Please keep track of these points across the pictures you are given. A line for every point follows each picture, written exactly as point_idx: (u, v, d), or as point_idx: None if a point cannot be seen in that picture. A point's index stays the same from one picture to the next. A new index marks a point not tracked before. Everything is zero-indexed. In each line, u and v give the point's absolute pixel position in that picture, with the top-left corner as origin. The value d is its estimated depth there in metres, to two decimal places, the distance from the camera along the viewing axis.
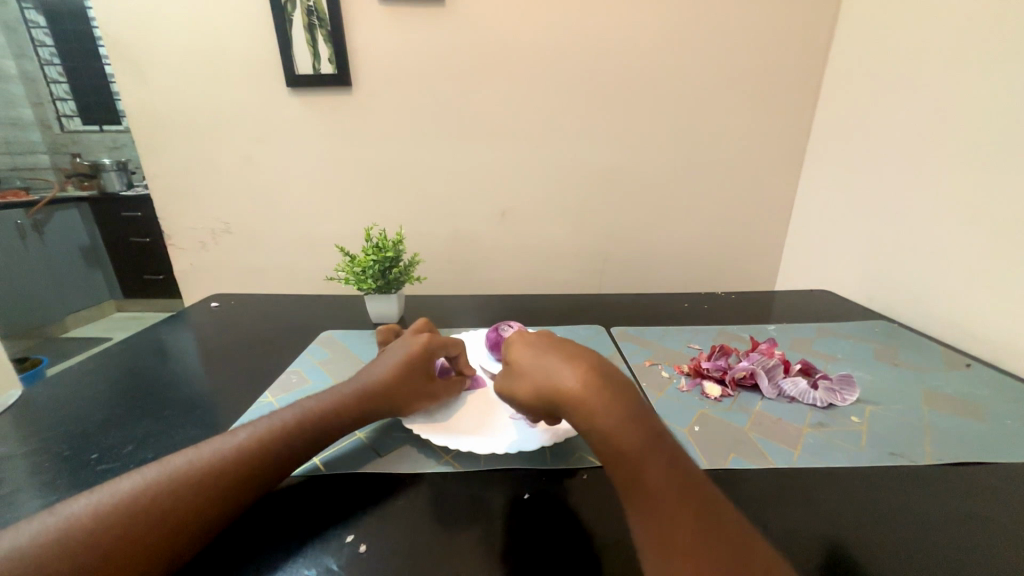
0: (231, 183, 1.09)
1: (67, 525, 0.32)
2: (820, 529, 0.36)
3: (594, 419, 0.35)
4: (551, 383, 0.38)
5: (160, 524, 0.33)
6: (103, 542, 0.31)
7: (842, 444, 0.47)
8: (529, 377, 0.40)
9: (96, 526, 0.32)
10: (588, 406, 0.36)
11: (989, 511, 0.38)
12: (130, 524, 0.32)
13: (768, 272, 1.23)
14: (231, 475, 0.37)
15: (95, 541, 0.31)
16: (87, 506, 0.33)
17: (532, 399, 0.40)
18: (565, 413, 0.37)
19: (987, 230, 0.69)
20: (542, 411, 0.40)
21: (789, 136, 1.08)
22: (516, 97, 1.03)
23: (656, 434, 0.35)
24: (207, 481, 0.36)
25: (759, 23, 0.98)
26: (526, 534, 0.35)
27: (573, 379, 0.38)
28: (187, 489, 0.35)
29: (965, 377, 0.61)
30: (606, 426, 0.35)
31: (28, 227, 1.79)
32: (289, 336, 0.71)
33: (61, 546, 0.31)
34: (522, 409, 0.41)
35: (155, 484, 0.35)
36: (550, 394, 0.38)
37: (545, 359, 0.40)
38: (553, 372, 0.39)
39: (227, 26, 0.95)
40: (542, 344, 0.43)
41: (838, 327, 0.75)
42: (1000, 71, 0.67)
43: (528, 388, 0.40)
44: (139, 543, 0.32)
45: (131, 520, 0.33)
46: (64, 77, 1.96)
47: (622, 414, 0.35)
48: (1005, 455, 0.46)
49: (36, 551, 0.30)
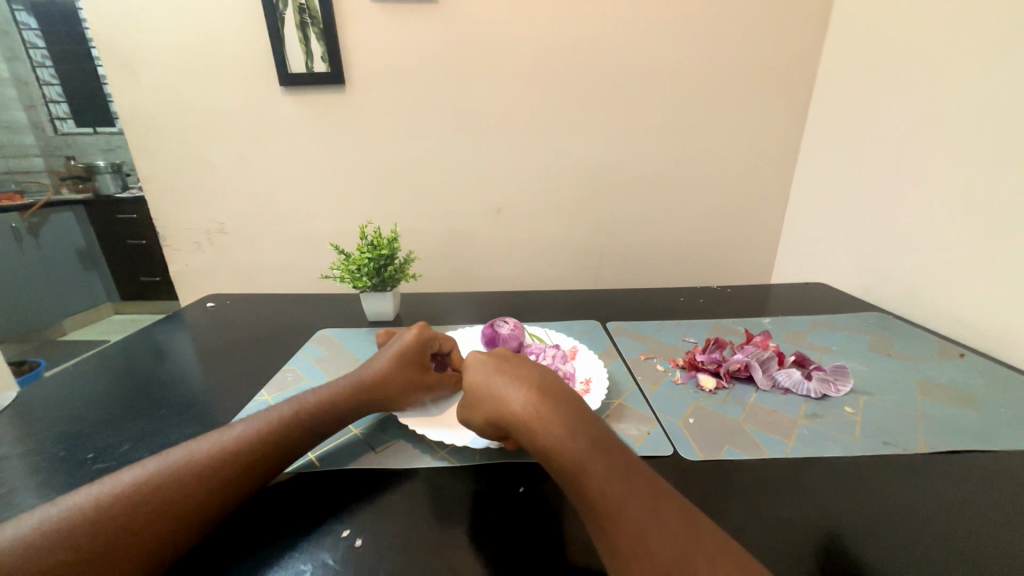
0: (225, 183, 1.08)
1: (70, 515, 0.32)
2: (814, 518, 0.36)
3: (537, 437, 0.37)
4: (498, 406, 0.40)
5: (162, 516, 0.33)
6: (103, 534, 0.31)
7: (836, 435, 0.47)
8: (480, 403, 0.42)
9: (99, 517, 0.32)
10: (531, 424, 0.37)
11: (982, 499, 0.39)
12: (132, 515, 0.33)
13: (764, 265, 1.23)
14: (231, 467, 0.37)
15: (97, 533, 0.31)
16: (89, 497, 0.33)
17: (488, 424, 0.41)
18: (516, 435, 0.39)
19: (981, 220, 0.69)
20: (500, 434, 0.41)
21: (783, 129, 1.08)
22: (510, 93, 1.02)
23: (599, 439, 0.36)
24: (207, 472, 0.36)
25: (752, 16, 0.98)
26: (519, 528, 0.36)
27: (515, 399, 0.39)
28: (187, 481, 0.35)
29: (958, 367, 0.61)
30: (545, 441, 0.36)
31: (24, 231, 1.78)
32: (284, 335, 0.71)
33: (63, 536, 0.31)
34: (483, 432, 0.43)
35: (155, 476, 0.35)
36: (499, 418, 0.40)
37: (489, 383, 0.42)
38: (497, 395, 0.41)
39: (218, 24, 0.95)
40: (489, 366, 0.44)
41: (833, 319, 0.76)
42: (993, 61, 0.67)
43: (481, 415, 0.42)
44: (142, 534, 0.32)
45: (132, 512, 0.33)
46: (55, 79, 1.95)
47: (561, 426, 0.36)
48: (998, 444, 0.46)
49: (40, 541, 0.30)
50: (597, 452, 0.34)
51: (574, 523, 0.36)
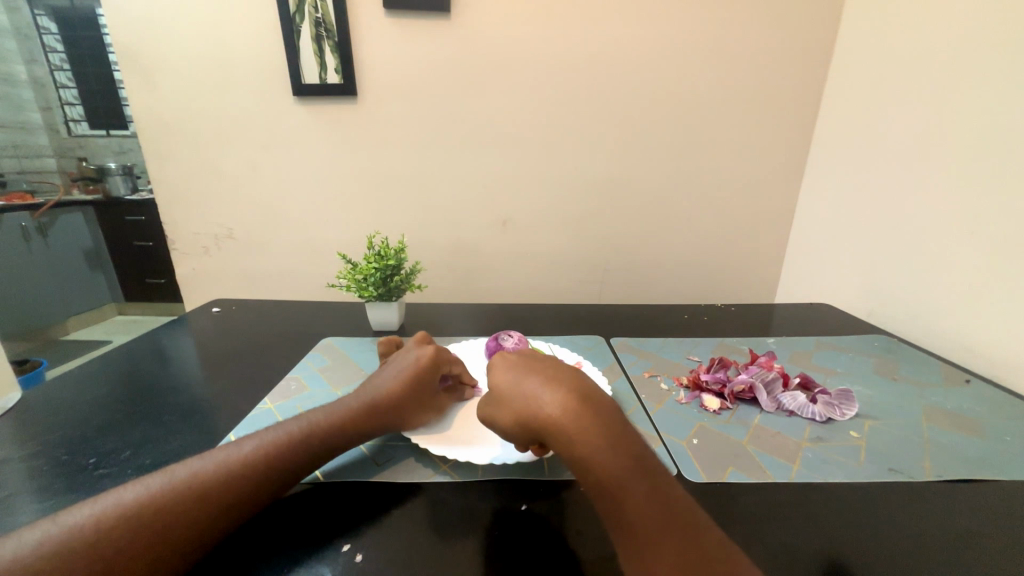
0: (235, 189, 1.10)
1: (71, 535, 0.32)
2: (819, 544, 0.36)
3: (574, 445, 0.36)
4: (531, 409, 0.39)
5: (161, 541, 0.33)
6: (101, 558, 0.31)
7: (842, 460, 0.47)
8: (510, 403, 0.41)
9: (97, 540, 0.32)
10: (569, 431, 0.36)
11: (992, 530, 0.38)
12: (131, 539, 0.32)
13: (768, 283, 1.23)
14: (233, 490, 0.36)
15: (98, 554, 0.31)
16: (91, 516, 0.33)
17: (517, 426, 0.40)
18: (546, 440, 0.38)
19: (987, 246, 0.69)
20: (526, 438, 0.40)
21: (789, 150, 1.09)
22: (519, 108, 1.04)
23: (637, 456, 0.35)
24: (210, 495, 0.35)
25: (759, 39, 1.00)
26: (522, 547, 0.35)
27: (553, 403, 0.38)
28: (188, 503, 0.35)
29: (964, 393, 0.61)
30: (583, 451, 0.35)
31: (33, 230, 1.81)
32: (288, 342, 0.71)
33: (62, 558, 0.31)
34: (506, 435, 0.42)
35: (157, 496, 0.35)
36: (531, 420, 0.39)
37: (524, 385, 0.41)
38: (533, 397, 0.39)
39: (236, 35, 0.97)
40: (523, 368, 0.42)
41: (837, 341, 0.76)
42: (998, 89, 0.68)
43: (510, 415, 0.41)
44: (139, 559, 0.32)
45: (134, 533, 0.32)
46: (72, 82, 1.98)
47: (601, 438, 0.35)
48: (1007, 473, 0.45)
49: (37, 563, 0.30)
50: (638, 471, 0.34)
51: (580, 542, 0.36)
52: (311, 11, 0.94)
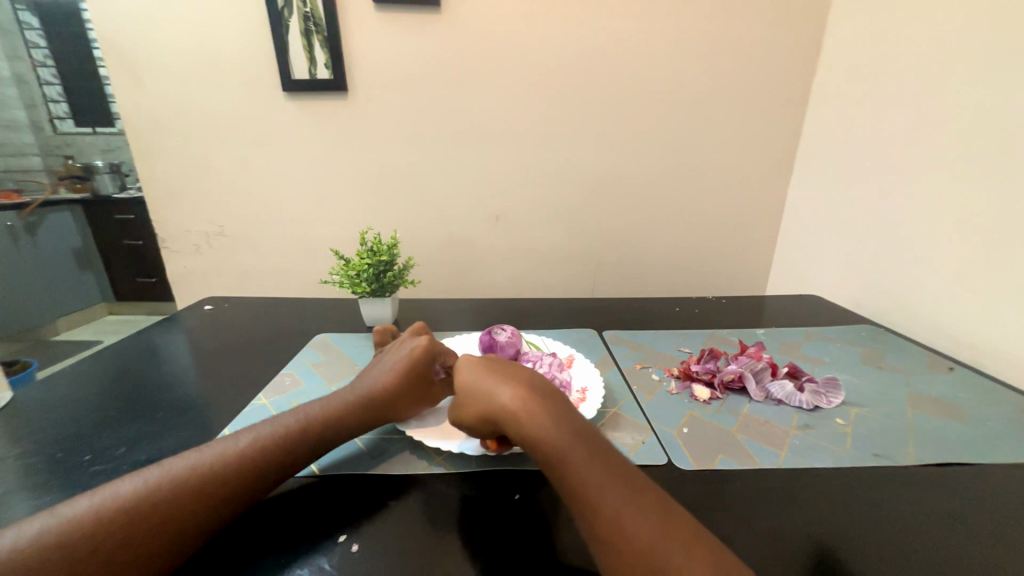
0: (225, 186, 1.09)
1: (68, 528, 0.32)
2: (804, 528, 0.37)
3: (525, 428, 0.38)
4: (488, 402, 0.41)
5: (159, 535, 0.33)
6: (100, 552, 0.31)
7: (828, 446, 0.48)
8: (470, 400, 0.43)
9: (95, 533, 0.32)
10: (518, 416, 0.39)
11: (972, 512, 0.39)
12: (128, 533, 0.32)
13: (760, 276, 1.24)
14: (230, 484, 0.36)
15: (97, 546, 0.31)
16: (88, 509, 0.33)
17: (477, 418, 0.43)
18: (505, 430, 0.40)
19: (972, 237, 0.70)
20: (489, 430, 0.42)
21: (779, 143, 1.10)
22: (511, 103, 1.04)
23: (584, 433, 0.38)
24: (207, 490, 0.35)
25: (749, 33, 1.00)
26: (516, 534, 0.36)
27: (504, 394, 0.40)
28: (186, 497, 0.35)
29: (948, 381, 0.62)
30: (534, 436, 0.37)
31: (20, 230, 1.78)
32: (281, 339, 0.71)
33: (61, 550, 0.31)
34: (471, 430, 0.44)
35: (155, 489, 0.35)
36: (489, 414, 0.41)
37: (478, 380, 0.44)
38: (488, 392, 0.42)
39: (223, 30, 0.96)
40: (478, 366, 0.46)
41: (827, 332, 0.77)
42: (981, 81, 0.69)
43: (471, 411, 0.43)
44: (137, 554, 0.32)
45: (132, 525, 0.33)
46: (56, 79, 1.94)
47: (547, 419, 0.38)
48: (985, 457, 0.47)
49: (35, 556, 0.30)
50: (586, 447, 0.36)
51: (568, 529, 0.37)
52: (299, 5, 0.93)
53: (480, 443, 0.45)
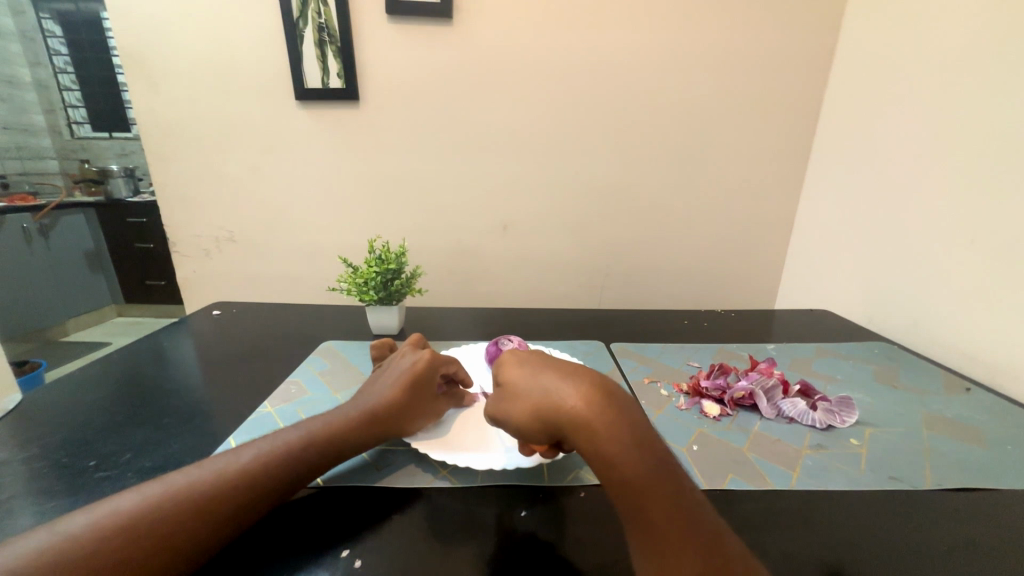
0: (236, 192, 1.10)
1: (65, 543, 0.32)
2: (819, 553, 0.36)
3: (597, 439, 0.34)
4: (552, 402, 0.37)
5: (159, 550, 0.32)
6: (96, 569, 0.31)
7: (842, 468, 0.46)
8: (525, 398, 0.39)
9: (93, 549, 0.32)
10: (591, 425, 0.35)
11: (994, 539, 0.38)
12: (127, 548, 0.32)
13: (768, 289, 1.23)
14: (232, 498, 0.36)
15: (94, 562, 0.31)
16: (85, 525, 0.33)
17: (532, 420, 0.38)
18: (568, 436, 0.36)
19: (987, 255, 0.69)
20: (541, 434, 0.38)
21: (789, 156, 1.10)
22: (521, 113, 1.04)
23: (658, 457, 0.34)
24: (208, 504, 0.35)
25: (759, 48, 1.01)
26: (521, 552, 0.35)
27: (575, 398, 0.37)
28: (186, 511, 0.34)
29: (964, 401, 0.61)
30: (608, 446, 0.34)
31: (34, 231, 1.80)
32: (288, 346, 0.71)
33: (57, 565, 0.30)
34: (519, 433, 0.39)
35: (155, 506, 0.35)
36: (551, 415, 0.37)
37: (541, 379, 0.40)
38: (554, 391, 0.38)
39: (240, 40, 0.98)
40: (537, 364, 0.42)
41: (838, 348, 0.76)
42: (997, 96, 0.68)
43: (526, 410, 0.39)
44: (136, 570, 0.31)
45: (131, 542, 0.32)
46: (76, 85, 1.99)
47: (623, 434, 0.34)
48: (1006, 482, 0.45)
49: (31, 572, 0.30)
50: (660, 467, 0.34)
51: (578, 550, 0.36)
52: (314, 16, 0.94)
53: (523, 445, 0.40)
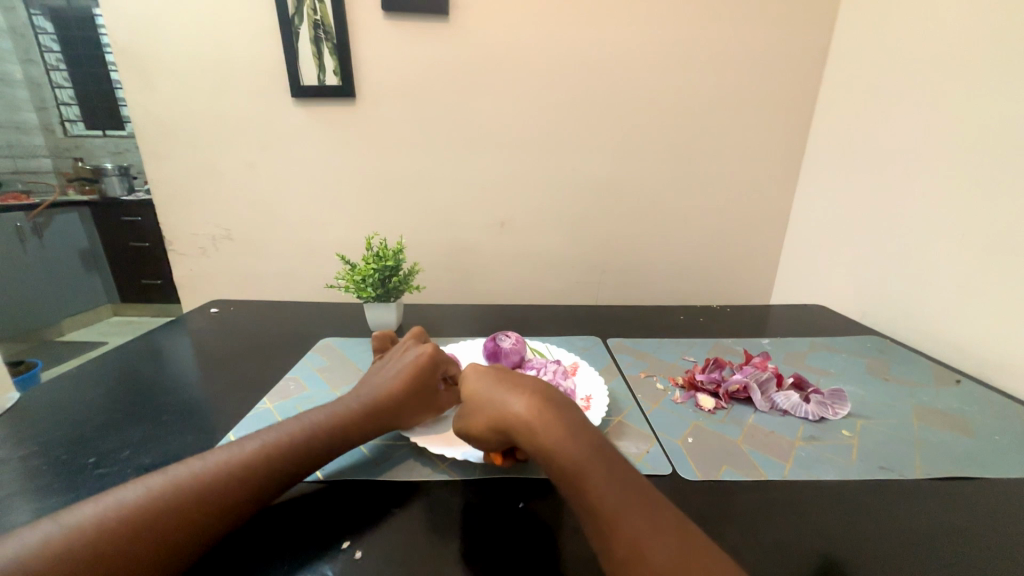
0: (232, 190, 1.09)
1: (70, 534, 0.32)
2: (810, 542, 0.36)
3: (542, 442, 0.37)
4: (501, 412, 0.40)
5: (162, 543, 0.33)
6: (101, 561, 0.31)
7: (833, 458, 0.47)
8: (479, 410, 0.42)
9: (95, 541, 0.32)
10: (534, 430, 0.37)
11: (979, 526, 0.39)
12: (132, 540, 0.32)
13: (764, 285, 1.24)
14: (233, 491, 0.36)
15: (99, 555, 0.31)
16: (90, 516, 0.33)
17: (488, 430, 0.41)
18: (519, 444, 0.39)
19: (980, 249, 0.70)
20: (498, 443, 0.41)
21: (783, 153, 1.10)
22: (517, 110, 1.04)
23: (600, 450, 0.36)
24: (210, 496, 0.35)
25: (753, 44, 1.01)
26: (520, 542, 0.36)
27: (519, 406, 0.39)
28: (187, 504, 0.35)
29: (954, 393, 0.62)
30: (550, 445, 0.36)
31: (28, 230, 1.79)
32: (285, 343, 0.71)
33: (62, 556, 0.31)
34: (479, 442, 0.42)
35: (157, 498, 0.35)
36: (501, 426, 0.40)
37: (491, 391, 0.42)
38: (500, 402, 0.40)
39: (234, 37, 0.97)
40: (488, 376, 0.44)
41: (831, 342, 0.77)
42: (988, 92, 0.69)
43: (480, 421, 0.42)
44: (137, 561, 0.32)
45: (135, 535, 0.33)
46: (69, 82, 1.98)
47: (563, 434, 0.37)
48: (991, 471, 0.46)
49: (34, 565, 0.30)
50: (600, 461, 0.35)
51: (573, 540, 0.36)
52: (310, 13, 0.94)
53: (484, 455, 0.44)
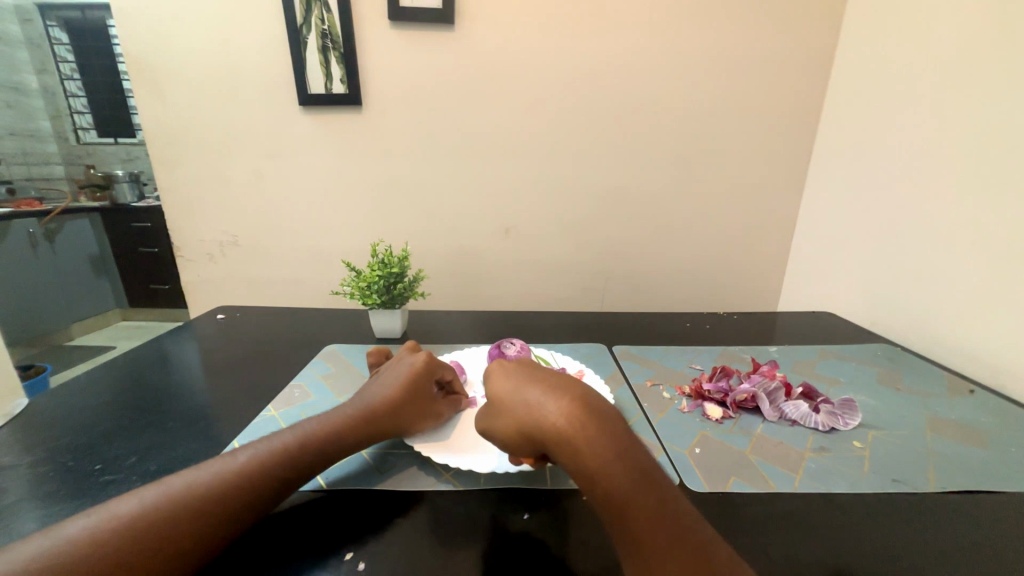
0: (239, 197, 1.11)
1: (64, 547, 0.32)
2: (821, 556, 0.36)
3: (580, 455, 0.34)
4: (535, 419, 0.37)
5: (157, 554, 0.32)
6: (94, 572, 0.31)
7: (845, 470, 0.46)
8: (511, 413, 0.40)
9: (89, 553, 0.32)
10: (572, 441, 0.35)
11: (995, 541, 0.38)
12: (125, 551, 0.32)
13: (770, 291, 1.23)
14: (228, 500, 0.36)
15: (92, 566, 0.31)
16: (84, 529, 0.33)
17: (518, 435, 0.39)
18: (551, 450, 0.36)
19: (991, 257, 0.69)
20: (527, 448, 0.39)
21: (789, 159, 1.10)
22: (522, 117, 1.05)
23: (643, 469, 0.34)
24: (205, 506, 0.35)
25: (758, 51, 1.01)
26: (523, 554, 0.35)
27: (556, 414, 0.36)
28: (182, 515, 0.34)
29: (969, 404, 0.60)
30: (591, 459, 0.34)
31: (40, 236, 1.82)
32: (291, 350, 0.72)
33: (57, 569, 0.30)
34: (506, 446, 0.40)
35: (151, 509, 0.34)
36: (534, 431, 0.37)
37: (525, 393, 0.39)
38: (535, 407, 0.38)
39: (243, 46, 0.99)
40: (521, 376, 0.41)
41: (841, 350, 0.76)
42: (998, 97, 0.68)
43: (511, 424, 0.39)
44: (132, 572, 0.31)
45: (130, 546, 0.32)
46: (82, 91, 2.01)
47: (604, 450, 0.34)
48: (1008, 484, 0.45)
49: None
50: (642, 484, 0.33)
51: (578, 554, 0.36)
52: (318, 23, 0.96)
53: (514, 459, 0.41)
